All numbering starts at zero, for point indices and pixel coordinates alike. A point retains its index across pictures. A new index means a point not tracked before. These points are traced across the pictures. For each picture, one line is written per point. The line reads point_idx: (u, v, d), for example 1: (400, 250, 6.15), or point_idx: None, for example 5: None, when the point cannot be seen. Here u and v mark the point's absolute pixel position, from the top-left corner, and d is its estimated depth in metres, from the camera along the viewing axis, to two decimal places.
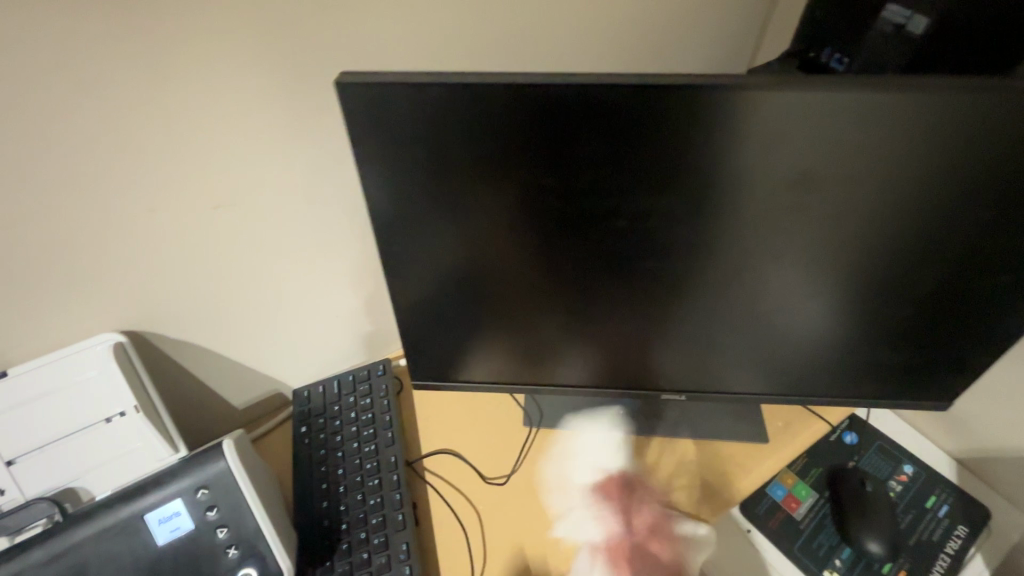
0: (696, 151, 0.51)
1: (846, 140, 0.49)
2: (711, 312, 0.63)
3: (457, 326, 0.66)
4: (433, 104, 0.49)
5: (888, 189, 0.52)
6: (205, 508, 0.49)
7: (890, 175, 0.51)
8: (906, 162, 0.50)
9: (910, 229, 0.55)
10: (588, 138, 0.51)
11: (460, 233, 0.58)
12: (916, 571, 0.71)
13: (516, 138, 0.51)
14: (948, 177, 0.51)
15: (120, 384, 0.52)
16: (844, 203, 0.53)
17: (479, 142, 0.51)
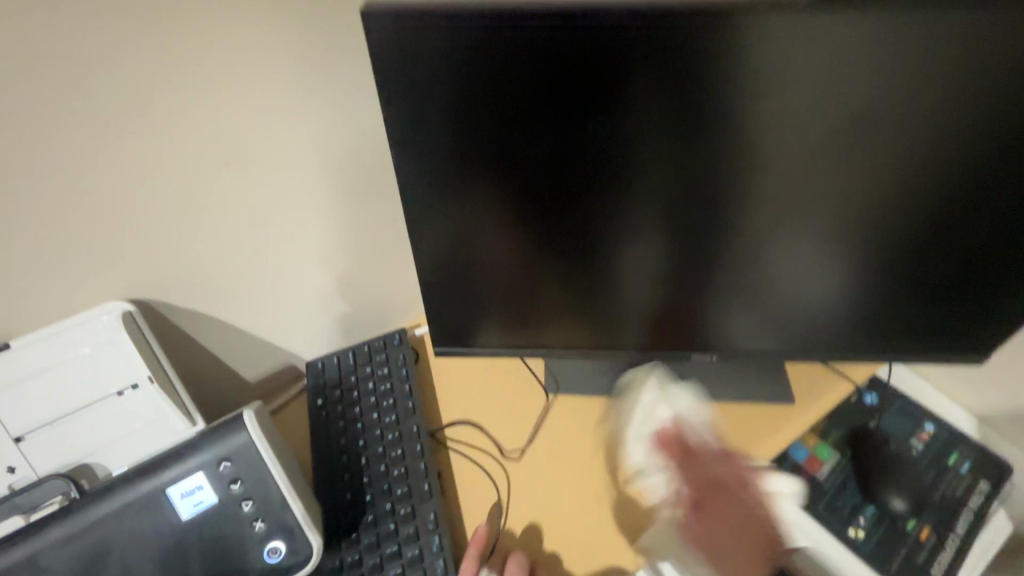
0: (740, 95, 0.48)
1: (904, 76, 0.46)
2: (744, 273, 0.60)
3: (473, 288, 0.63)
4: (451, 39, 0.46)
5: (944, 132, 0.49)
6: (228, 481, 0.47)
7: (945, 117, 0.48)
8: (962, 101, 0.47)
9: (964, 176, 0.51)
10: (619, 82, 0.48)
11: (482, 189, 0.54)
12: (938, 527, 0.71)
13: (538, 82, 0.48)
14: (1010, 116, 0.47)
15: (132, 356, 0.49)
16: (894, 149, 0.50)
17: (502, 87, 0.48)
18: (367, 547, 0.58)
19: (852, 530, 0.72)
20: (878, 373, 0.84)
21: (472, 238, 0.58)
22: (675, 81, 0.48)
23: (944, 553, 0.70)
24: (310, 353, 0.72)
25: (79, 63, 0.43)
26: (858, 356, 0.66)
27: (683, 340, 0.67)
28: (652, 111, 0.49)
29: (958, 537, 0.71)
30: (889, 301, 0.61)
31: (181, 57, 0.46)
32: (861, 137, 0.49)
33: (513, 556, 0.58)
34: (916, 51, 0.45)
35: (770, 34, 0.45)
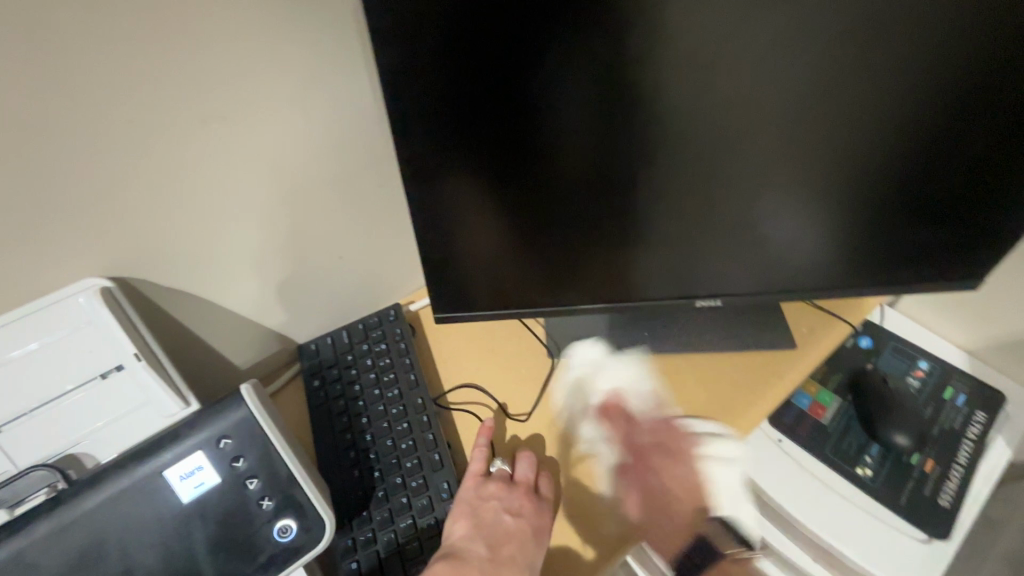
0: (745, 24, 0.46)
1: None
2: (743, 216, 0.60)
3: (465, 252, 0.61)
4: None
5: (940, 52, 0.48)
6: (231, 459, 0.45)
7: (954, 35, 0.47)
8: (973, 18, 0.46)
9: (960, 96, 0.50)
10: (608, 19, 0.45)
11: (472, 142, 0.52)
12: (942, 460, 0.73)
13: (522, 21, 0.45)
14: (1004, 32, 0.47)
15: (116, 335, 0.46)
16: (900, 72, 0.49)
17: (487, 29, 0.45)
18: (380, 523, 0.56)
19: (861, 470, 0.73)
20: (869, 318, 0.86)
21: (463, 202, 0.56)
22: (674, 14, 0.46)
23: (949, 482, 0.71)
24: (304, 334, 0.69)
25: (27, 19, 0.37)
26: (851, 293, 0.66)
27: (685, 289, 0.67)
28: (647, 46, 0.47)
29: (963, 466, 0.72)
30: (887, 234, 0.61)
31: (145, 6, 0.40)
32: (867, 62, 0.48)
33: (524, 454, 0.61)
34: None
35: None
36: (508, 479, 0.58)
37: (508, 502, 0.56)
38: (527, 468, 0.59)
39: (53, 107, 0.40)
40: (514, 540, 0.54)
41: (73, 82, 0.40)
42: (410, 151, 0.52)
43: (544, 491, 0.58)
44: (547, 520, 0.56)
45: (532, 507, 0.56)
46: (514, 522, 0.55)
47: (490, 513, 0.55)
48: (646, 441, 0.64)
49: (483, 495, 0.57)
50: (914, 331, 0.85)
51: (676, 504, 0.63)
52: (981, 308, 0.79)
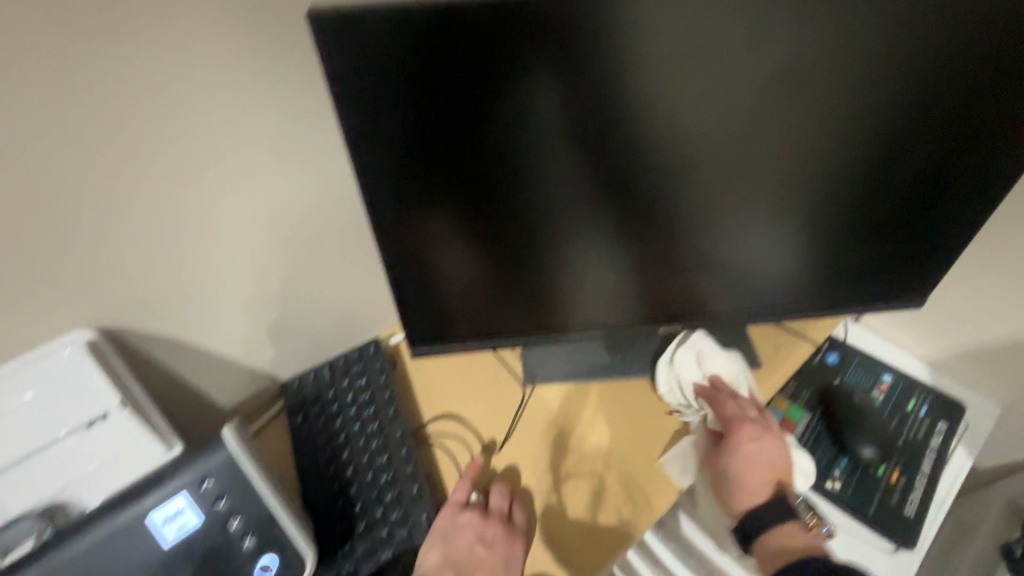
0: (689, 76, 0.49)
1: (835, 52, 0.48)
2: (703, 246, 0.62)
3: (441, 286, 0.63)
4: (396, 36, 0.43)
5: (874, 98, 0.51)
6: (213, 500, 0.47)
7: (883, 82, 0.50)
8: (899, 66, 0.49)
9: (892, 136, 0.54)
10: (560, 72, 0.47)
11: (443, 185, 0.53)
12: (907, 470, 0.76)
13: (477, 75, 0.46)
14: (928, 79, 0.50)
15: (100, 385, 0.48)
16: (837, 115, 0.52)
17: (443, 84, 0.46)
18: (362, 556, 0.58)
19: (829, 484, 0.76)
20: (835, 333, 0.89)
21: (432, 242, 0.58)
22: (629, 71, 0.48)
23: (915, 492, 0.74)
24: (285, 371, 0.71)
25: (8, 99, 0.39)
26: (809, 313, 0.70)
27: (652, 316, 0.69)
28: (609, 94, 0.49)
29: (926, 476, 0.75)
30: (836, 257, 0.65)
31: (119, 78, 0.43)
32: (807, 107, 0.51)
33: (499, 484, 0.64)
34: (860, 19, 0.46)
35: (728, 11, 0.45)
36: (482, 509, 0.62)
37: (482, 532, 0.60)
38: (500, 499, 0.63)
39: (34, 176, 0.42)
40: (485, 568, 0.58)
41: (53, 152, 0.42)
42: (377, 198, 0.54)
43: (517, 521, 0.62)
44: (518, 549, 0.60)
45: (504, 537, 0.60)
46: (485, 551, 0.59)
47: (463, 541, 0.59)
48: (751, 416, 0.65)
49: (457, 524, 0.60)
50: (878, 345, 0.88)
51: (768, 476, 0.61)
52: (938, 321, 0.83)
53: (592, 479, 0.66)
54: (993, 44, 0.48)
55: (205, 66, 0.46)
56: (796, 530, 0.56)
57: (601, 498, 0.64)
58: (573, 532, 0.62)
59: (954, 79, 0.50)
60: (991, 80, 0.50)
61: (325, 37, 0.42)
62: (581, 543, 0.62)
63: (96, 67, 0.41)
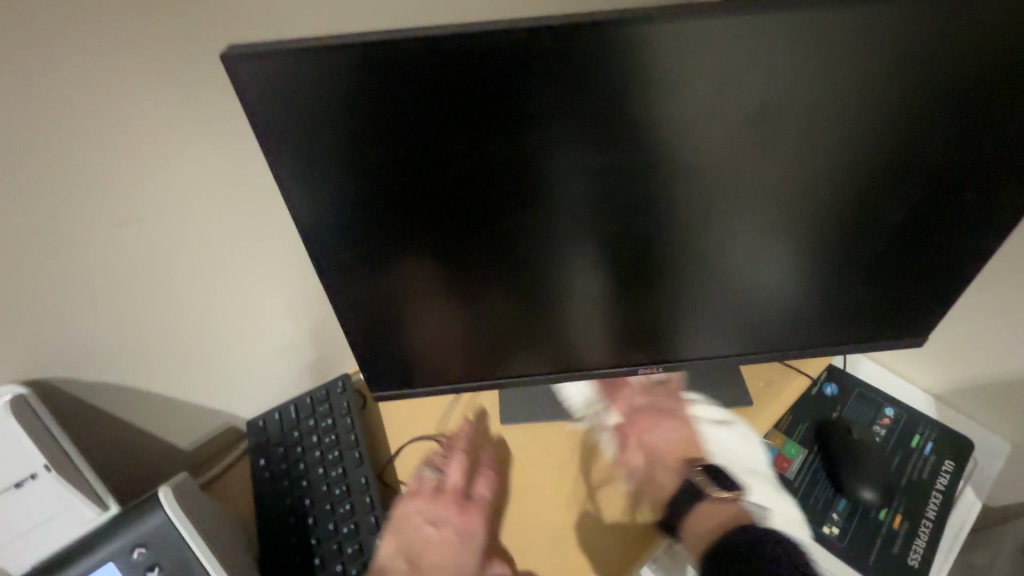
0: (654, 109, 0.45)
1: (824, 79, 0.44)
2: (687, 284, 0.58)
3: (411, 332, 0.58)
4: (345, 71, 0.40)
5: (868, 129, 0.47)
6: (144, 569, 0.44)
7: (868, 115, 0.46)
8: (883, 98, 0.45)
9: (890, 167, 0.50)
10: (514, 114, 0.43)
11: (406, 226, 0.49)
12: (910, 513, 0.71)
13: (422, 123, 0.43)
14: (927, 109, 0.46)
15: (24, 444, 0.43)
16: (819, 151, 0.48)
17: (386, 132, 0.43)
18: None
19: (827, 528, 0.71)
20: (833, 362, 0.84)
21: (389, 295, 0.54)
22: (600, 103, 0.44)
23: (920, 538, 0.69)
24: (250, 412, 0.68)
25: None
26: (804, 350, 0.65)
27: (633, 356, 0.65)
28: (583, 129, 0.45)
29: (931, 520, 0.70)
30: (829, 295, 0.60)
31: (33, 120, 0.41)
32: (787, 140, 0.47)
33: (454, 459, 0.63)
34: (835, 50, 0.42)
35: (690, 43, 0.41)
36: (436, 487, 0.62)
37: (431, 513, 0.60)
38: (455, 474, 0.62)
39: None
40: (439, 549, 0.58)
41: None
42: (328, 251, 0.50)
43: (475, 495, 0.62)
44: (475, 525, 0.60)
45: (458, 513, 0.60)
46: (439, 532, 0.59)
47: (414, 526, 0.59)
48: (648, 406, 0.68)
49: (410, 506, 0.60)
50: (881, 377, 0.83)
51: (674, 457, 0.62)
52: (944, 353, 0.78)
53: (625, 482, 0.64)
54: (995, 71, 0.44)
55: (132, 105, 0.44)
56: (709, 508, 0.56)
57: (637, 500, 0.63)
58: (603, 538, 0.61)
59: (946, 111, 0.46)
60: (996, 110, 0.46)
61: (249, 85, 0.40)
62: (613, 546, 0.60)
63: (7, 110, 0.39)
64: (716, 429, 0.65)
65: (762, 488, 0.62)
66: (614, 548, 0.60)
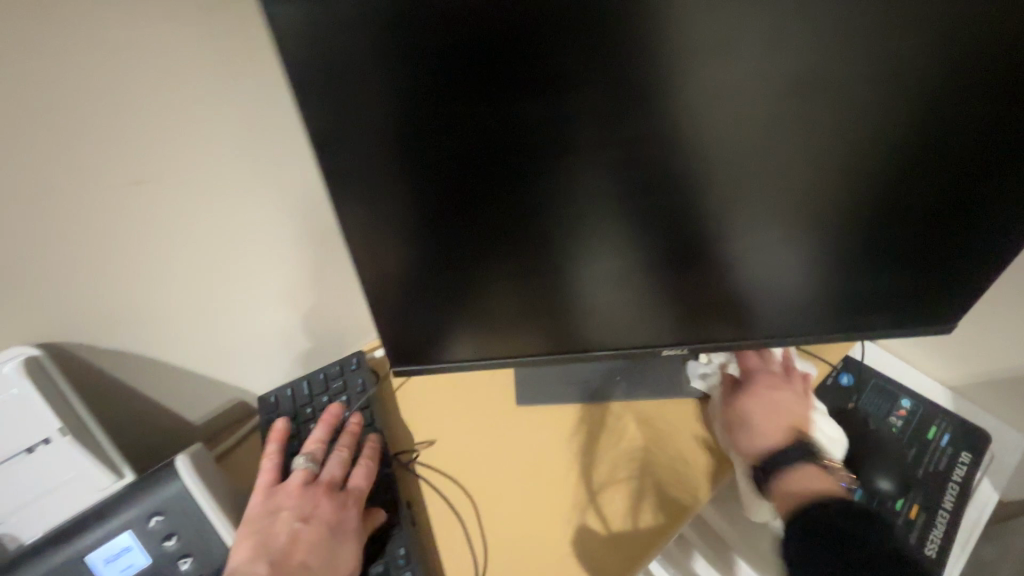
0: (699, 78, 0.43)
1: (880, 52, 0.42)
2: (717, 265, 0.56)
3: (433, 307, 0.57)
4: (379, 23, 0.38)
5: (921, 107, 0.45)
6: (161, 537, 0.44)
7: (918, 88, 0.44)
8: (938, 72, 0.43)
9: (939, 148, 0.48)
10: (513, 88, 0.42)
11: (436, 192, 0.48)
12: (927, 505, 0.70)
13: (421, 96, 0.42)
14: (984, 88, 0.44)
15: (39, 406, 0.42)
16: (861, 125, 0.46)
17: (387, 106, 0.42)
18: None
19: None
20: (851, 353, 0.84)
21: (410, 268, 0.53)
22: (645, 68, 0.42)
23: (936, 529, 0.69)
24: (261, 386, 0.66)
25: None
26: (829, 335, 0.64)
27: (653, 339, 0.63)
28: (622, 93, 0.43)
29: (948, 512, 0.70)
30: (857, 281, 0.59)
31: (46, 67, 0.38)
32: (835, 116, 0.45)
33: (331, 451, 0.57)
34: (889, 16, 0.40)
35: (745, 7, 0.40)
36: (306, 480, 0.53)
37: (301, 507, 0.51)
38: (333, 466, 0.55)
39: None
40: (305, 545, 0.48)
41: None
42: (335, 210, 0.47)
43: (353, 487, 0.54)
44: (352, 515, 0.52)
45: (332, 504, 0.52)
46: (306, 526, 0.49)
47: (280, 525, 0.49)
48: (773, 370, 0.65)
49: (274, 505, 0.51)
50: (897, 368, 0.83)
51: (786, 422, 0.60)
52: (966, 347, 0.77)
53: (630, 482, 0.62)
54: None
55: (153, 57, 0.41)
56: (808, 474, 0.56)
57: (641, 501, 0.61)
58: (601, 542, 0.58)
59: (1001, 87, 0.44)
60: None
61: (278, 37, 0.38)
62: (614, 553, 0.57)
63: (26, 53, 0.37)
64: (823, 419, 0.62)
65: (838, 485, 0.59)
66: (611, 555, 0.57)
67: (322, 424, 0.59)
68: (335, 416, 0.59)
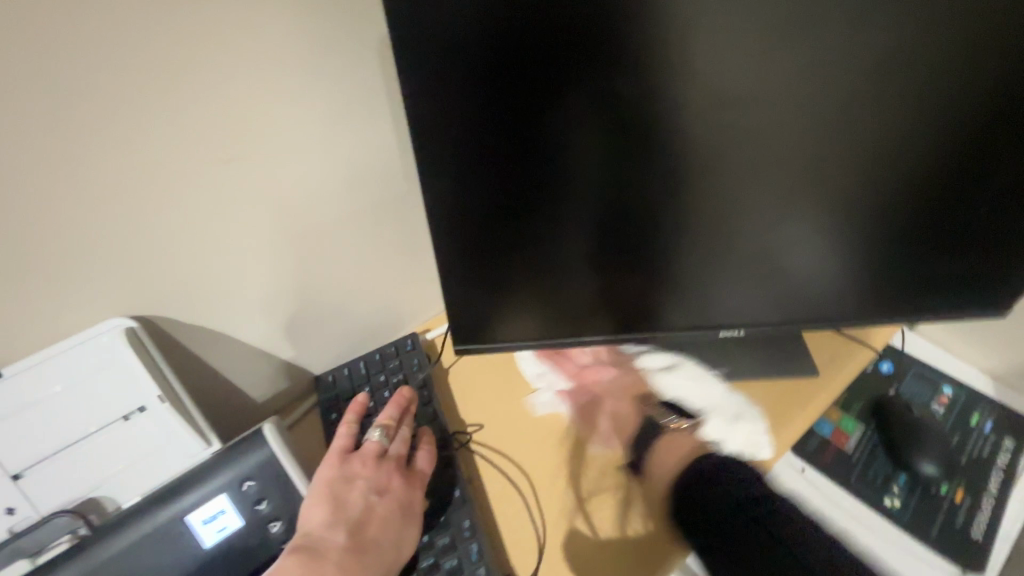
0: (776, 54, 0.44)
1: (956, 30, 0.43)
2: (777, 248, 0.57)
3: (495, 285, 0.58)
4: (479, 13, 0.42)
5: (995, 87, 0.46)
6: (254, 500, 0.47)
7: (992, 67, 0.45)
8: (1013, 51, 0.44)
9: (1013, 128, 0.48)
10: (575, 94, 0.46)
11: (509, 174, 0.50)
12: (972, 489, 0.71)
13: (492, 97, 0.45)
14: None
15: (138, 375, 0.45)
16: (927, 107, 0.47)
17: (459, 106, 0.46)
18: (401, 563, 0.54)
19: (889, 501, 0.71)
20: (891, 342, 0.84)
21: (477, 245, 0.55)
22: (724, 44, 0.44)
23: (982, 513, 0.69)
24: (319, 366, 0.68)
25: (28, 61, 0.36)
26: (887, 319, 0.64)
27: (707, 322, 0.64)
28: (697, 79, 0.45)
29: (993, 497, 0.70)
30: (915, 267, 0.58)
31: (160, 42, 0.40)
32: (908, 94, 0.46)
33: (399, 429, 0.58)
34: None
35: None
36: (379, 453, 0.55)
37: (375, 481, 0.52)
38: (401, 444, 0.56)
39: (53, 150, 0.39)
40: (378, 519, 0.50)
41: (68, 124, 0.39)
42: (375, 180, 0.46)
43: (418, 467, 0.56)
44: (419, 495, 0.53)
45: (402, 483, 0.53)
46: (380, 500, 0.51)
47: (356, 494, 0.50)
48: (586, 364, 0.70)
49: (348, 473, 0.52)
50: (938, 357, 0.83)
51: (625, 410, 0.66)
52: (1009, 335, 0.78)
53: (618, 489, 0.61)
54: None
55: (254, 34, 0.43)
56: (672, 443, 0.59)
57: (627, 510, 0.60)
58: (592, 549, 0.58)
59: None
60: None
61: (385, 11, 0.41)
62: (607, 564, 0.57)
63: (144, 28, 0.39)
64: (667, 376, 0.68)
65: (716, 424, 0.64)
66: (603, 565, 0.57)
67: (393, 402, 0.60)
68: (408, 397, 0.60)
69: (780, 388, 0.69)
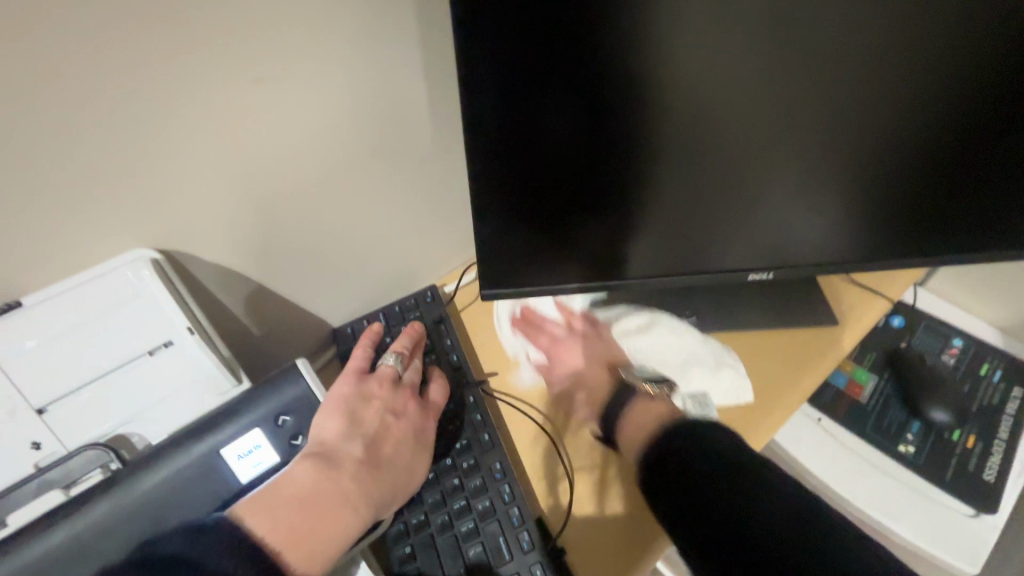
0: None
1: None
2: (807, 188, 0.57)
3: (518, 228, 0.57)
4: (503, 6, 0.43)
5: None
6: (289, 436, 0.47)
7: None
8: None
9: None
10: (574, 84, 0.48)
11: (530, 130, 0.50)
12: (984, 435, 0.72)
13: (499, 87, 0.47)
14: None
15: (165, 309, 0.45)
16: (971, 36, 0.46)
17: (486, 77, 0.46)
18: (433, 505, 0.54)
19: (903, 447, 0.73)
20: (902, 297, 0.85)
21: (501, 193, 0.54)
22: None
23: (993, 457, 0.71)
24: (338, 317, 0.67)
25: None
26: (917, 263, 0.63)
27: (733, 268, 0.64)
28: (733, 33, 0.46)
29: (1003, 441, 0.72)
30: (943, 209, 0.58)
31: None
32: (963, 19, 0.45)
33: (413, 357, 0.59)
34: None
35: None
36: (393, 378, 0.56)
37: (391, 402, 0.53)
38: (414, 373, 0.57)
39: (69, 64, 0.36)
40: (392, 439, 0.51)
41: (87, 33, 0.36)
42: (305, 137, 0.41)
43: (430, 397, 0.57)
44: (431, 422, 0.55)
45: (416, 409, 0.54)
46: (396, 420, 0.52)
47: (370, 412, 0.51)
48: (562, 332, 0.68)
49: (365, 393, 0.53)
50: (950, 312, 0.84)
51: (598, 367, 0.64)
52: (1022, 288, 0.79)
53: (596, 468, 0.59)
54: None
55: None
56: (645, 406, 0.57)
57: (605, 490, 0.58)
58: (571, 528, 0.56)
59: None
60: None
61: None
62: (593, 549, 0.55)
63: None
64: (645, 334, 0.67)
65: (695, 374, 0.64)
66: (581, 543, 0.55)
67: (408, 332, 0.60)
68: (421, 330, 0.60)
69: (802, 336, 0.70)
